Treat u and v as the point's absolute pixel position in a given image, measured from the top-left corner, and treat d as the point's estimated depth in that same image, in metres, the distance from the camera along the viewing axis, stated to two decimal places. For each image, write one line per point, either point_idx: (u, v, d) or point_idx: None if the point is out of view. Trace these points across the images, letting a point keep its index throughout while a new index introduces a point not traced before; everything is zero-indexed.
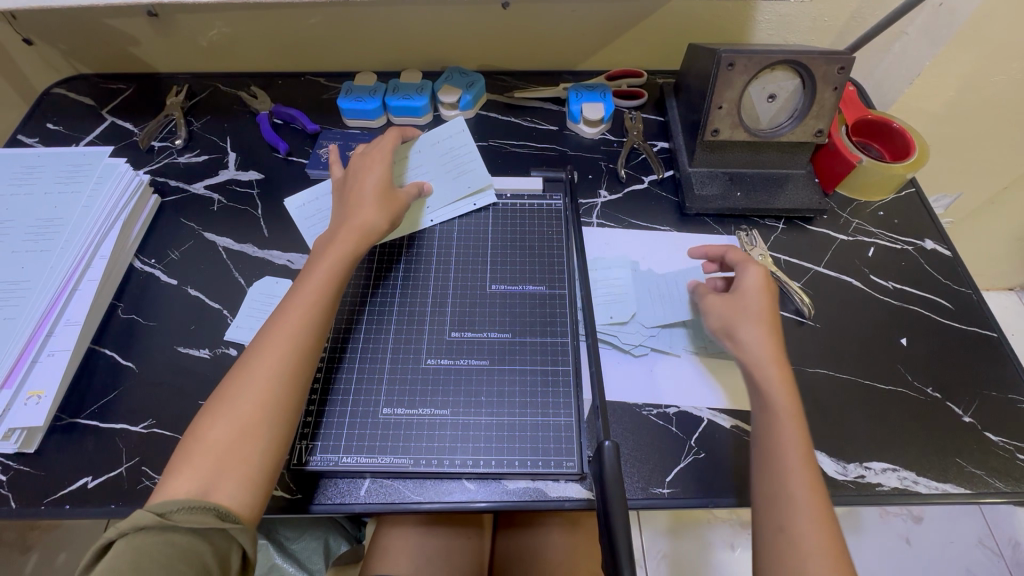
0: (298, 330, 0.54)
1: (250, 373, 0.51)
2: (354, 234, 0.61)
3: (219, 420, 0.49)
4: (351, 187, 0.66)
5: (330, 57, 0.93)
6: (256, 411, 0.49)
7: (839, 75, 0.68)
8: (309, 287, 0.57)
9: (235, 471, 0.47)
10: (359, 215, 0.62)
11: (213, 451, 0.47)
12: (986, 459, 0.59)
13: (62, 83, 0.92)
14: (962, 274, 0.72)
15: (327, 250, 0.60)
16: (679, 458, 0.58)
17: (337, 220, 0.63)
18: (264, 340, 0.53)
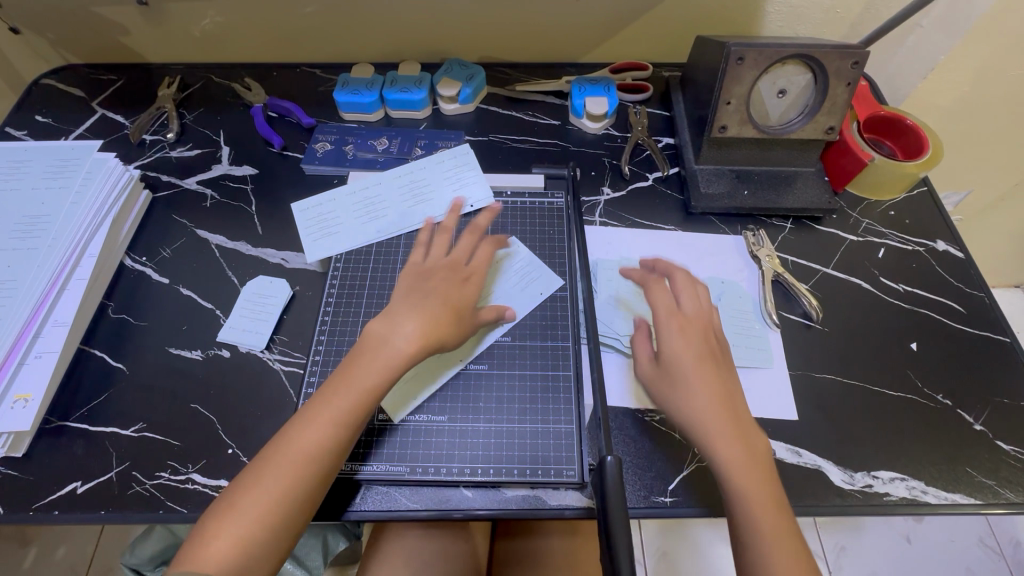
0: (333, 433, 0.48)
1: (274, 473, 0.46)
2: (420, 337, 0.53)
3: (234, 518, 0.45)
4: (437, 288, 0.57)
5: (327, 47, 0.90)
6: (274, 515, 0.45)
7: (853, 70, 0.65)
8: (356, 387, 0.50)
9: (245, 574, 0.44)
10: (429, 313, 0.54)
11: (225, 552, 0.43)
12: (997, 468, 0.57)
13: (51, 74, 0.90)
14: (975, 277, 0.70)
15: (381, 346, 0.52)
16: (682, 466, 0.57)
17: (400, 309, 0.54)
18: (296, 434, 0.48)
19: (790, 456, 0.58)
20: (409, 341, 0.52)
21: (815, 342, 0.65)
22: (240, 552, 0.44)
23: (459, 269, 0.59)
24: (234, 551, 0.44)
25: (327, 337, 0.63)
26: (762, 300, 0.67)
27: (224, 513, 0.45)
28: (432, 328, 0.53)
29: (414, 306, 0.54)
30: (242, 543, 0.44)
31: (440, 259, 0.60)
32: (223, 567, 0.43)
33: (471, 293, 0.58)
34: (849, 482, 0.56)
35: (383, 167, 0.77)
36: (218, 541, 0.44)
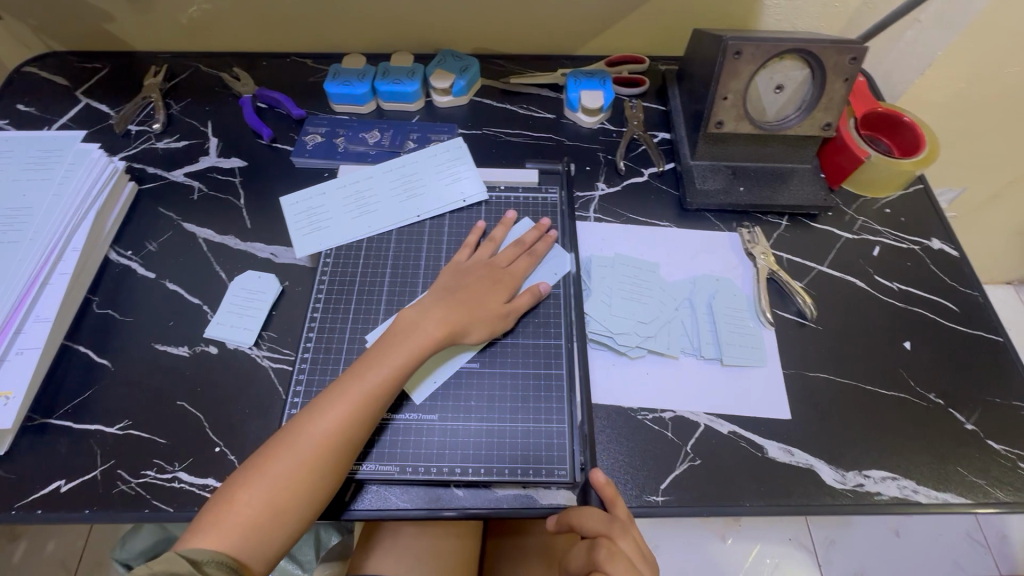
0: (356, 413, 0.51)
1: (297, 444, 0.49)
2: (442, 328, 0.57)
3: (259, 484, 0.47)
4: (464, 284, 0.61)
5: (318, 37, 0.89)
6: (294, 486, 0.48)
7: (851, 66, 0.65)
8: (381, 369, 0.53)
9: (263, 539, 0.46)
10: (458, 310, 0.58)
11: (249, 514, 0.46)
12: (988, 468, 0.57)
13: (34, 62, 0.88)
14: (969, 276, 0.70)
15: (409, 335, 0.56)
16: (674, 465, 0.57)
17: (431, 304, 0.59)
18: (321, 409, 0.51)
19: (782, 455, 0.58)
20: (433, 328, 0.56)
21: (809, 341, 0.65)
22: (261, 517, 0.46)
23: (496, 271, 0.63)
24: (256, 516, 0.46)
25: (316, 334, 0.62)
26: (757, 298, 0.67)
27: (250, 476, 0.48)
28: (457, 317, 0.58)
29: (442, 301, 0.59)
30: (264, 508, 0.47)
31: (481, 261, 0.64)
32: (246, 528, 0.46)
33: (503, 293, 0.61)
34: (840, 481, 0.56)
35: (374, 160, 0.76)
36: (242, 504, 0.46)
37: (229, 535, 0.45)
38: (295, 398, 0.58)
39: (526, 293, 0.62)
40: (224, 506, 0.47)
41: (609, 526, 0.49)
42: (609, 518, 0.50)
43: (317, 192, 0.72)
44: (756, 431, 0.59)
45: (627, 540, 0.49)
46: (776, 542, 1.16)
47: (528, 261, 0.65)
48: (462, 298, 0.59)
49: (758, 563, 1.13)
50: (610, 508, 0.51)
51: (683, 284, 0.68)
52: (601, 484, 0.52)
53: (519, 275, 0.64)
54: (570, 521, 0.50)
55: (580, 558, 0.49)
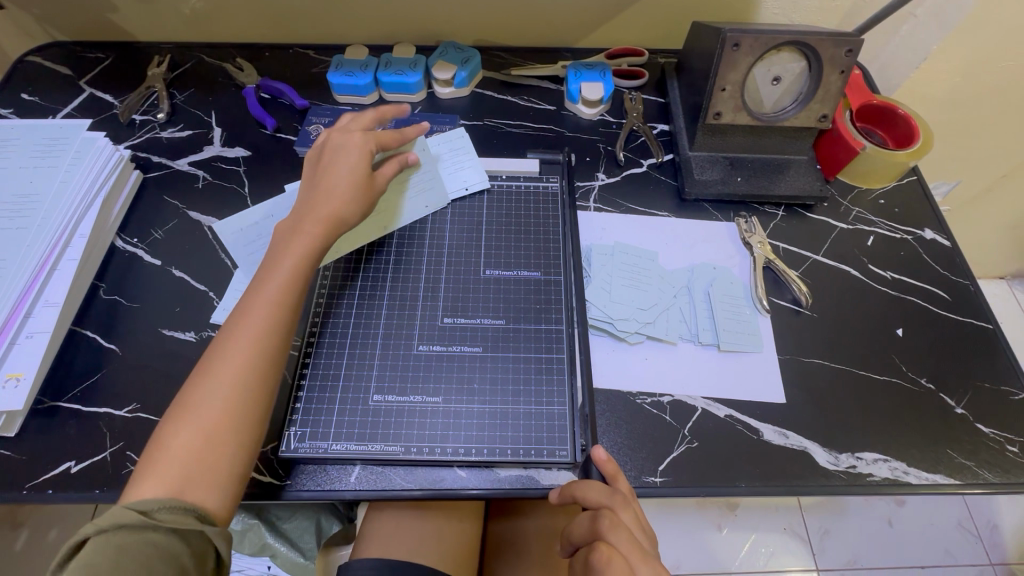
0: (266, 329, 0.51)
1: (217, 373, 0.48)
2: (320, 227, 0.57)
3: (185, 424, 0.46)
4: (324, 167, 0.61)
5: (320, 29, 0.89)
6: (227, 410, 0.47)
7: (847, 58, 0.66)
8: (273, 287, 0.53)
9: (203, 474, 0.45)
10: (315, 218, 0.57)
11: (183, 455, 0.44)
12: (977, 450, 0.59)
13: (37, 51, 0.88)
14: (961, 265, 0.72)
15: (283, 254, 0.55)
16: (672, 447, 0.58)
17: (288, 225, 0.58)
18: (225, 338, 0.50)
19: (777, 438, 0.59)
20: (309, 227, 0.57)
21: (804, 327, 0.66)
22: (197, 454, 0.45)
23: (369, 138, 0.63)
24: (192, 454, 0.45)
25: (321, 320, 0.63)
26: (753, 286, 0.68)
27: (175, 420, 0.46)
28: (331, 206, 0.58)
29: (306, 204, 0.59)
30: (198, 444, 0.45)
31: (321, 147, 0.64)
32: (181, 470, 0.44)
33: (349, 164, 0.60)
34: (833, 463, 0.58)
35: None
36: (173, 446, 0.45)
37: (165, 476, 0.43)
38: (299, 382, 0.58)
39: (392, 162, 0.65)
40: (152, 455, 0.45)
41: (611, 498, 0.50)
42: (610, 491, 0.51)
43: None
44: (752, 414, 0.60)
45: (629, 512, 0.50)
46: (772, 531, 1.18)
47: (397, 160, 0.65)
48: (320, 198, 0.58)
49: (753, 551, 1.16)
50: (612, 483, 0.52)
51: (681, 272, 0.69)
52: (603, 460, 0.53)
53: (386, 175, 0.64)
54: (573, 493, 0.52)
55: (583, 529, 0.49)
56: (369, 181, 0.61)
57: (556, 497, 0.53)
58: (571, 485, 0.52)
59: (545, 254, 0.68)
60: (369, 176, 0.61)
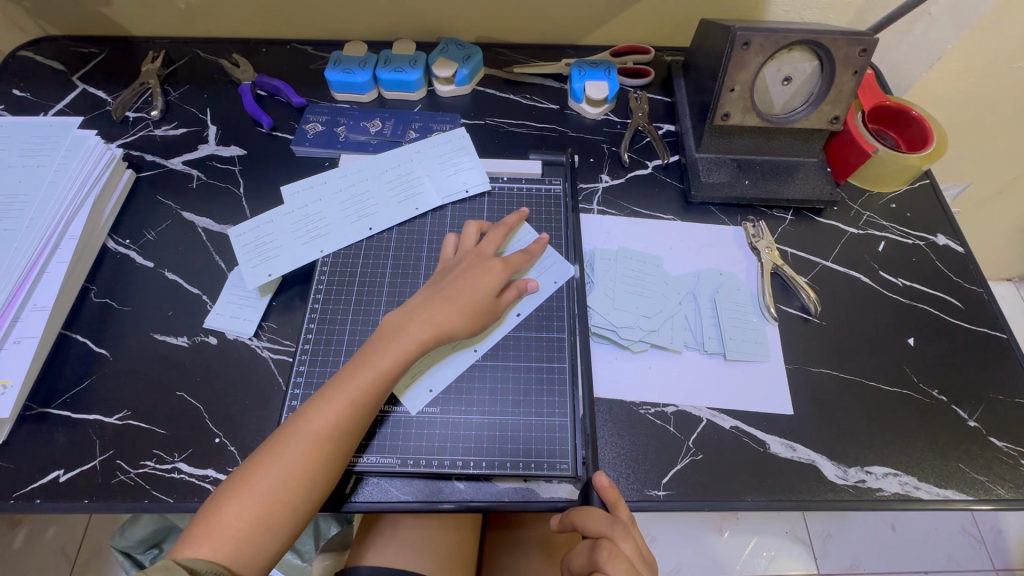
0: (344, 419, 0.49)
1: (283, 453, 0.47)
2: (428, 330, 0.54)
3: (244, 493, 0.46)
4: (449, 277, 0.58)
5: (318, 24, 0.87)
6: (285, 495, 0.47)
7: (861, 58, 0.63)
8: (364, 376, 0.51)
9: (250, 549, 0.45)
10: (444, 306, 0.56)
11: (236, 527, 0.45)
12: (989, 465, 0.57)
13: (30, 46, 0.86)
14: (974, 272, 0.70)
15: (397, 334, 0.54)
16: (676, 460, 0.56)
17: (419, 305, 0.56)
18: (302, 414, 0.49)
19: (784, 450, 0.57)
20: (420, 324, 0.54)
21: (813, 336, 0.64)
22: (248, 530, 0.45)
23: (484, 258, 0.60)
24: (244, 528, 0.45)
25: (317, 325, 0.61)
26: (760, 293, 0.66)
27: (235, 486, 0.47)
28: (444, 318, 0.55)
29: (437, 296, 0.57)
30: (251, 520, 0.45)
31: (468, 251, 0.62)
32: (236, 539, 0.45)
33: (484, 279, 0.58)
34: (842, 477, 0.56)
35: (375, 149, 0.75)
36: (228, 512, 0.45)
37: (215, 542, 0.44)
38: (295, 390, 0.57)
39: (512, 288, 0.60)
40: (208, 513, 0.46)
41: (611, 527, 0.49)
42: (611, 519, 0.49)
43: (306, 191, 0.69)
44: (758, 426, 0.59)
45: (629, 540, 0.49)
46: (774, 535, 1.16)
47: (523, 258, 0.62)
48: (446, 296, 0.56)
49: (754, 555, 1.14)
50: (612, 511, 0.50)
51: (686, 278, 0.68)
52: (604, 487, 0.51)
53: (513, 268, 0.60)
54: (574, 520, 0.50)
55: (582, 558, 0.49)
56: (490, 304, 0.58)
57: (557, 522, 0.53)
58: (574, 511, 0.51)
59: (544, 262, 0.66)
60: (490, 299, 0.58)
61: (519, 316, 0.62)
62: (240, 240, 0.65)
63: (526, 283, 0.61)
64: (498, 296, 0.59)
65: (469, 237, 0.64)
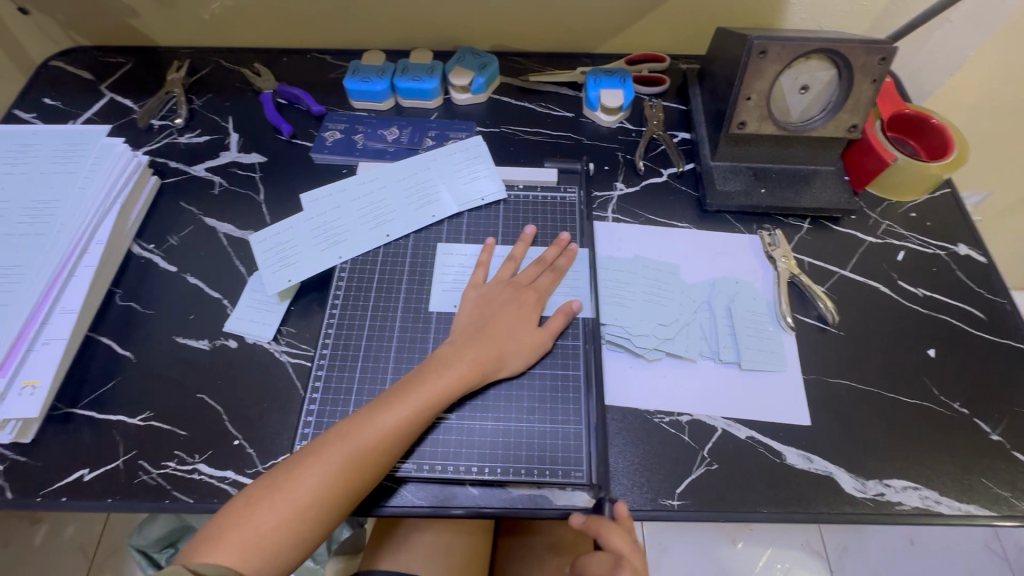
0: (380, 444, 0.50)
1: (321, 468, 0.48)
2: (473, 368, 0.55)
3: (278, 503, 0.46)
4: (490, 312, 0.60)
5: (337, 32, 0.89)
6: (311, 511, 0.47)
7: (880, 66, 0.63)
8: (411, 406, 0.52)
9: (276, 560, 0.46)
10: (492, 346, 0.57)
11: (266, 537, 0.46)
12: (1014, 480, 0.56)
13: (60, 56, 0.89)
14: (997, 283, 0.68)
15: (443, 369, 0.54)
16: (691, 469, 0.56)
17: (464, 340, 0.57)
18: (344, 431, 0.50)
19: (800, 461, 0.57)
20: (466, 362, 0.55)
21: (830, 345, 0.64)
22: (278, 540, 0.46)
23: (520, 290, 0.61)
24: (274, 538, 0.46)
25: (335, 331, 0.62)
26: (777, 302, 0.66)
27: (269, 494, 0.47)
28: (488, 356, 0.56)
29: (479, 332, 0.58)
30: (280, 532, 0.46)
31: (504, 281, 0.63)
32: (258, 546, 0.45)
33: (525, 314, 0.60)
34: (860, 489, 0.55)
35: (392, 157, 0.76)
36: (261, 521, 0.46)
37: (244, 550, 0.45)
38: (313, 395, 0.58)
39: (558, 313, 0.61)
40: (238, 519, 0.46)
41: (632, 550, 0.51)
42: (633, 543, 0.51)
43: (326, 199, 0.70)
44: (774, 437, 0.58)
45: (641, 559, 0.52)
46: (788, 547, 1.14)
47: (552, 278, 0.63)
48: (489, 334, 0.57)
49: (768, 567, 1.12)
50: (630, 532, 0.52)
51: (701, 286, 0.67)
52: (624, 508, 0.53)
53: (544, 292, 0.62)
54: (599, 534, 0.51)
55: (601, 571, 0.51)
56: (530, 334, 0.59)
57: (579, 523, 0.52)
58: (599, 524, 0.51)
59: (566, 276, 0.65)
60: (532, 330, 0.59)
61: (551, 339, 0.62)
62: (262, 246, 0.67)
63: (570, 303, 0.62)
64: (541, 326, 0.60)
65: (503, 268, 0.64)
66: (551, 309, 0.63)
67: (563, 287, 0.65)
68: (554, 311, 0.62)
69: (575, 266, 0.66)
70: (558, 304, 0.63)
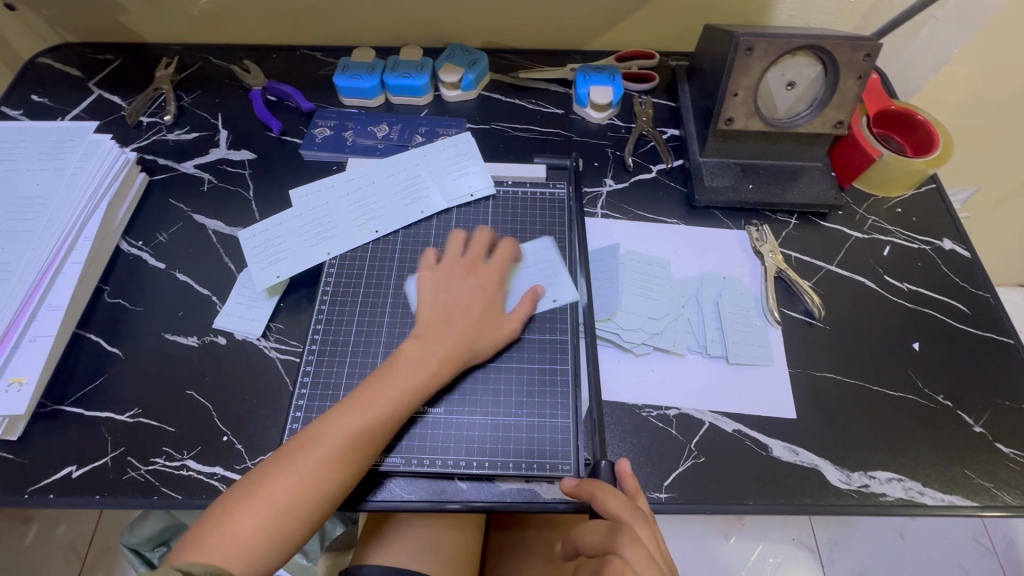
0: (356, 442, 0.50)
1: (299, 469, 0.48)
2: (442, 360, 0.55)
3: (256, 507, 0.46)
4: (448, 298, 0.58)
5: (327, 29, 0.88)
6: (291, 512, 0.47)
7: (865, 63, 0.64)
8: (381, 403, 0.52)
9: (258, 563, 0.46)
10: (459, 338, 0.56)
11: (246, 540, 0.45)
12: (996, 471, 0.57)
13: (47, 53, 0.88)
14: (981, 277, 0.69)
15: (412, 363, 0.54)
16: (678, 462, 0.57)
17: (429, 331, 0.56)
18: (317, 433, 0.50)
19: (787, 454, 0.57)
20: (434, 355, 0.55)
21: (816, 340, 0.64)
22: (258, 544, 0.46)
23: (477, 272, 0.60)
24: (254, 542, 0.45)
25: (324, 327, 0.62)
26: (764, 297, 0.66)
27: (246, 499, 0.47)
28: (457, 348, 0.56)
29: (443, 322, 0.57)
30: (261, 534, 0.46)
31: (456, 262, 0.61)
32: (239, 550, 0.45)
33: (486, 298, 0.59)
34: (845, 481, 0.56)
35: (382, 153, 0.76)
36: (240, 526, 0.46)
37: (224, 556, 0.44)
38: (302, 391, 0.58)
39: (523, 300, 0.60)
40: (216, 525, 0.46)
41: (631, 514, 0.47)
42: (631, 506, 0.48)
43: (316, 195, 0.70)
44: (761, 430, 0.59)
45: (645, 525, 0.47)
46: (779, 541, 1.15)
47: (508, 254, 0.63)
48: (454, 323, 0.57)
49: (760, 562, 1.13)
50: (633, 499, 0.50)
51: (689, 281, 0.68)
52: (625, 475, 0.52)
53: (500, 270, 0.61)
54: (594, 496, 0.49)
55: (597, 534, 0.46)
56: (495, 321, 0.59)
57: (569, 486, 0.51)
58: (592, 483, 0.49)
59: (543, 266, 0.65)
60: (495, 315, 0.59)
61: (533, 333, 0.62)
62: (251, 242, 0.67)
63: (533, 289, 0.61)
64: (506, 313, 0.60)
65: (454, 245, 0.63)
66: (515, 296, 0.62)
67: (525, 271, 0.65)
68: (520, 296, 0.61)
69: (540, 250, 0.67)
70: (523, 289, 0.63)
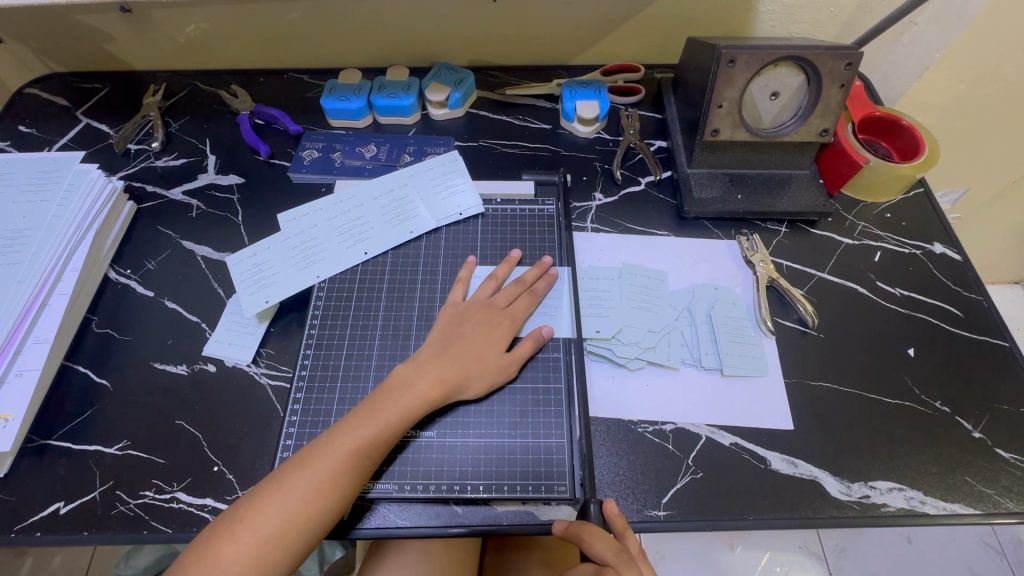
0: (345, 469, 0.49)
1: (284, 498, 0.47)
2: (436, 386, 0.54)
3: (241, 537, 0.45)
4: (456, 330, 0.59)
5: (314, 52, 0.89)
6: (277, 540, 0.46)
7: (846, 72, 0.64)
8: (371, 428, 0.51)
9: None
10: (456, 365, 0.56)
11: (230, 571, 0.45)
12: (997, 477, 0.56)
13: (35, 84, 0.89)
14: (973, 280, 0.69)
15: (405, 389, 0.54)
16: (676, 479, 0.56)
17: (427, 358, 0.56)
18: (307, 458, 0.49)
19: (785, 467, 0.57)
20: (426, 380, 0.54)
21: (810, 349, 0.64)
22: (241, 574, 0.45)
23: (495, 313, 0.61)
24: (238, 572, 0.45)
25: (313, 351, 0.62)
26: (757, 307, 0.66)
27: (232, 527, 0.46)
28: (452, 373, 0.55)
29: (439, 350, 0.57)
30: (246, 565, 0.45)
31: (481, 301, 0.62)
32: None
33: (498, 335, 0.59)
34: (845, 493, 0.55)
35: (370, 174, 0.76)
36: (226, 554, 0.45)
37: None
38: (292, 417, 0.58)
39: (527, 340, 0.60)
40: (201, 556, 0.45)
41: (619, 556, 0.46)
42: (619, 548, 0.47)
43: (307, 219, 0.70)
44: (758, 442, 0.58)
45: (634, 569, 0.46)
46: (786, 550, 1.14)
47: (528, 300, 0.63)
48: (454, 351, 0.57)
49: (768, 571, 1.12)
50: (621, 540, 0.49)
51: (682, 293, 0.68)
52: (613, 515, 0.50)
53: (518, 316, 0.61)
54: (581, 539, 0.48)
55: None
56: (498, 352, 0.58)
57: (561, 529, 0.50)
58: (579, 526, 0.48)
59: (544, 300, 0.65)
60: (501, 351, 0.58)
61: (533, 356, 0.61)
62: (238, 269, 0.66)
63: (541, 329, 0.61)
64: (509, 350, 0.60)
65: (483, 288, 0.63)
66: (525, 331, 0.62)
67: (540, 310, 0.64)
68: (526, 335, 0.61)
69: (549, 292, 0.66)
70: (529, 329, 0.62)
